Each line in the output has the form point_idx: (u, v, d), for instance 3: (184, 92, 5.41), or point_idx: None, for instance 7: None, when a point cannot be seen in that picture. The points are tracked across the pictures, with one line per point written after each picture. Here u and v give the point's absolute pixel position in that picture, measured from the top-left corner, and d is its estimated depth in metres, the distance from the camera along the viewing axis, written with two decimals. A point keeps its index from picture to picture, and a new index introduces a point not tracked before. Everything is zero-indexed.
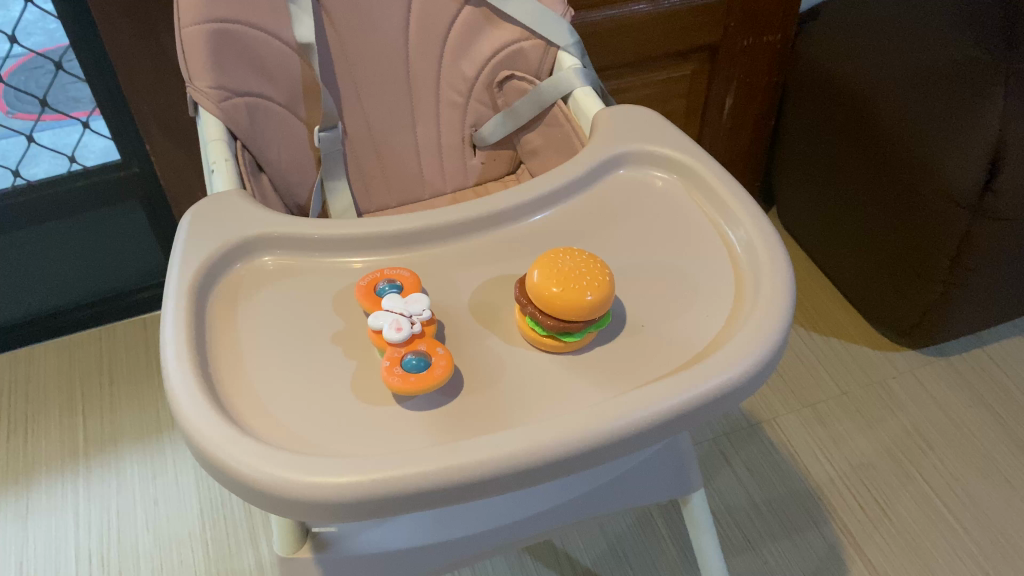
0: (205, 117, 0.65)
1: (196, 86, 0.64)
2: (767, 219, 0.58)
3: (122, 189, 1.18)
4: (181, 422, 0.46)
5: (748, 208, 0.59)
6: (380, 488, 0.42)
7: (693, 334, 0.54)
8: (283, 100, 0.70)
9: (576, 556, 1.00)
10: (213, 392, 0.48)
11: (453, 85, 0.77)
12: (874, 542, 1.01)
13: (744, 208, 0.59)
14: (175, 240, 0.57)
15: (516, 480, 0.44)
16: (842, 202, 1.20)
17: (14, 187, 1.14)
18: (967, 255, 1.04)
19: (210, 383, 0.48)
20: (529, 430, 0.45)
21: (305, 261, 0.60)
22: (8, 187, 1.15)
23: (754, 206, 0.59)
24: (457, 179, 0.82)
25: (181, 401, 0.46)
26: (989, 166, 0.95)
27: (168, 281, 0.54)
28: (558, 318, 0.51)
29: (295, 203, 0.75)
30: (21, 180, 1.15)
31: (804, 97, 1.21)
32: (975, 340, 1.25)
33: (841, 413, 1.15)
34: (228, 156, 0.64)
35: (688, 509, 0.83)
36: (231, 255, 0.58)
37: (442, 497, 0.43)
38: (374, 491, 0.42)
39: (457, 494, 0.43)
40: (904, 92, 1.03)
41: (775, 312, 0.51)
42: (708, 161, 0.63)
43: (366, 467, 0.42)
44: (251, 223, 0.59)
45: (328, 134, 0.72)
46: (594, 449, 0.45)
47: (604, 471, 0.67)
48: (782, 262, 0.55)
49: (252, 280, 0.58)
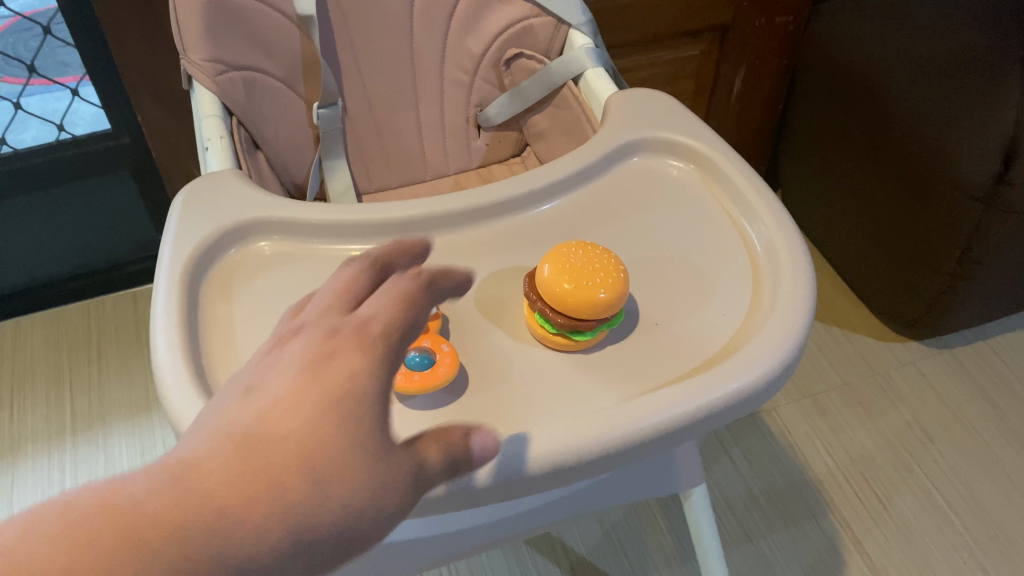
0: (201, 91, 0.63)
1: (191, 59, 0.62)
2: (788, 218, 0.55)
3: (112, 158, 1.15)
4: (172, 418, 0.43)
5: (769, 203, 0.57)
6: None
7: (708, 334, 0.51)
8: (282, 74, 0.68)
9: (571, 545, 0.98)
10: (205, 386, 0.45)
11: (459, 63, 0.74)
12: (871, 537, 1.00)
13: (764, 203, 0.57)
14: (168, 222, 0.55)
15: (524, 485, 0.42)
16: (849, 188, 1.17)
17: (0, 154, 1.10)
18: (978, 248, 1.02)
19: (201, 376, 0.46)
20: (540, 435, 0.43)
21: (303, 248, 0.57)
22: None
23: (775, 202, 0.57)
24: (460, 161, 0.79)
25: (169, 393, 0.44)
26: (1002, 160, 0.93)
27: (160, 266, 0.52)
28: (570, 315, 0.48)
29: (292, 182, 0.73)
30: (7, 147, 1.12)
31: (812, 82, 1.19)
32: (978, 332, 1.23)
33: (843, 405, 1.14)
34: (223, 133, 0.62)
35: (688, 504, 0.81)
36: (226, 239, 0.55)
37: (446, 504, 0.41)
38: None
39: (461, 500, 0.41)
40: (918, 80, 1.00)
41: (795, 317, 0.49)
42: (727, 153, 0.61)
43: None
44: (246, 206, 0.56)
45: (328, 111, 0.69)
46: (607, 454, 0.43)
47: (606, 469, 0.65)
48: (803, 262, 0.53)
49: (246, 267, 0.55)
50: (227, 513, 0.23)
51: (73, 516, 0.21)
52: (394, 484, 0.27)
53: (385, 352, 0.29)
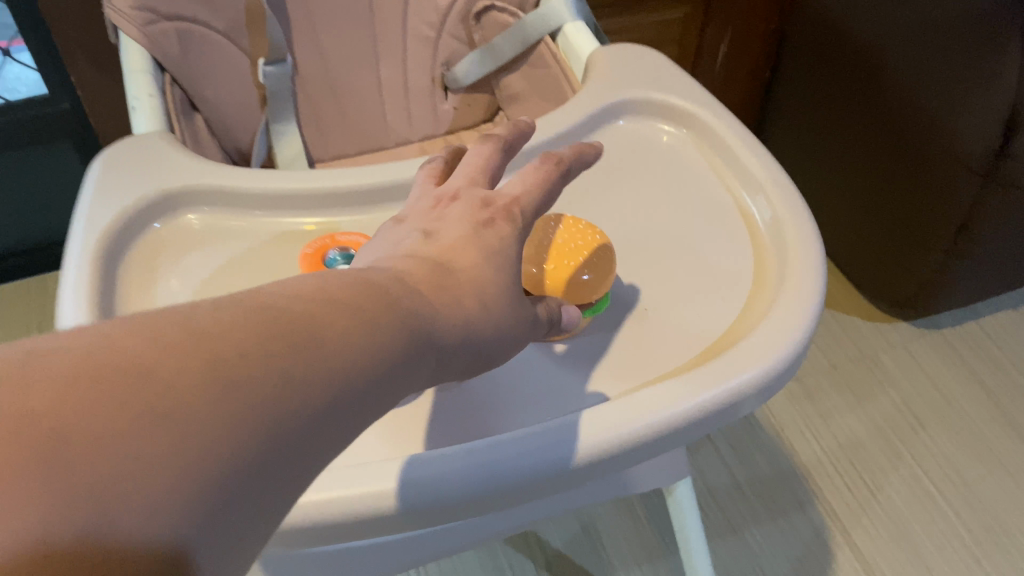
0: (128, 44, 0.56)
1: (116, 6, 0.56)
2: (794, 188, 0.50)
3: (49, 125, 1.05)
4: None
5: (772, 173, 0.51)
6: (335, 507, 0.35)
7: (705, 329, 0.46)
8: (223, 26, 0.60)
9: (547, 539, 0.93)
10: None
11: (423, 15, 0.66)
12: (860, 527, 0.95)
13: (767, 173, 0.51)
14: (82, 191, 0.47)
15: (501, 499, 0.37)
16: (839, 161, 1.12)
17: None
18: (976, 224, 0.97)
19: None
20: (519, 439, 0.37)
21: (238, 223, 0.50)
22: None
23: (778, 171, 0.51)
24: (425, 129, 0.72)
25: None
26: (1004, 130, 0.88)
27: (70, 242, 0.44)
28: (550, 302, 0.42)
29: (236, 148, 0.65)
30: None
31: (801, 49, 1.12)
32: (968, 313, 1.18)
33: (830, 388, 1.09)
34: (153, 91, 0.56)
35: (673, 498, 0.75)
36: (149, 212, 0.47)
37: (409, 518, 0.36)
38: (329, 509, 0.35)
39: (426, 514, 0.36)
40: (915, 44, 0.94)
41: (805, 301, 0.44)
42: (723, 116, 0.55)
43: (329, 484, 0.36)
44: (172, 173, 0.48)
45: (274, 69, 0.61)
46: (598, 464, 0.38)
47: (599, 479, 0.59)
48: (811, 236, 0.47)
49: (175, 243, 0.48)
50: (226, 373, 0.20)
51: (74, 352, 0.19)
52: (520, 331, 0.32)
53: (522, 223, 0.35)
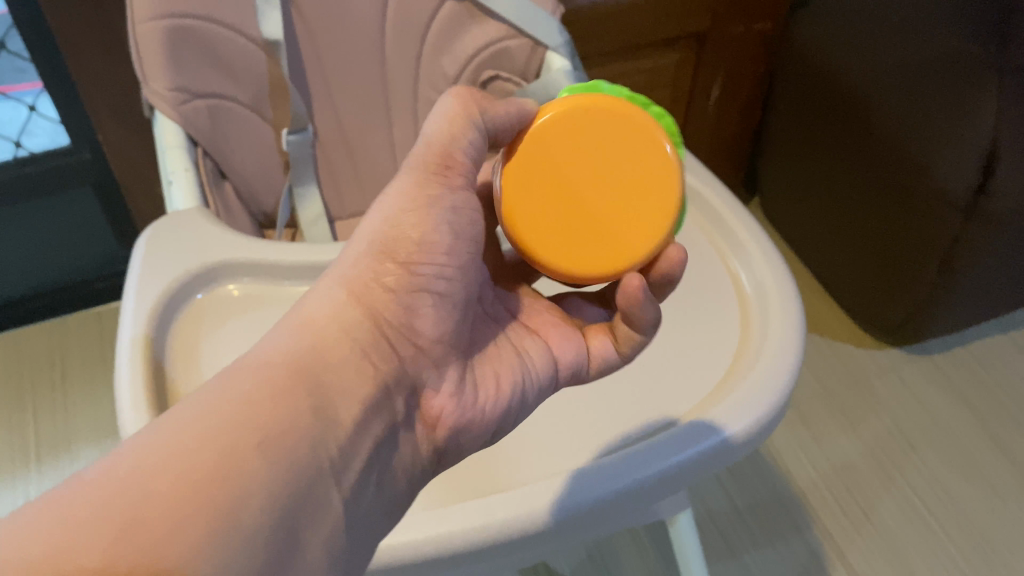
0: (162, 122, 0.61)
1: (153, 88, 0.60)
2: (779, 259, 0.58)
3: (71, 176, 1.07)
4: None
5: (761, 245, 0.59)
6: (453, 542, 0.43)
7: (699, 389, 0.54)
8: (249, 101, 0.65)
9: (554, 565, 0.97)
10: None
11: (433, 83, 0.71)
12: (854, 546, 1.00)
13: (758, 245, 0.59)
14: (131, 263, 0.57)
15: (525, 541, 0.45)
16: (830, 194, 1.16)
17: (15, 158, 1.06)
18: (959, 255, 1.01)
19: None
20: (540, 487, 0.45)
21: (269, 291, 0.61)
22: (9, 158, 1.06)
23: (767, 243, 0.59)
24: None
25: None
26: (983, 166, 0.92)
27: (123, 313, 0.55)
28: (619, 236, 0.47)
29: (262, 209, 0.72)
30: (22, 151, 1.07)
31: (792, 87, 1.17)
32: (959, 338, 1.22)
33: (825, 413, 1.13)
34: (188, 165, 0.61)
35: (673, 527, 0.79)
36: (192, 283, 0.58)
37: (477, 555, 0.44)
38: (445, 545, 0.43)
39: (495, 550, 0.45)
40: (899, 85, 0.98)
41: (782, 360, 0.51)
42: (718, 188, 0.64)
43: (422, 524, 0.43)
44: (211, 248, 0.58)
45: (297, 137, 0.67)
46: (601, 510, 0.46)
47: (633, 514, 0.65)
48: (790, 294, 0.56)
49: (214, 311, 0.58)
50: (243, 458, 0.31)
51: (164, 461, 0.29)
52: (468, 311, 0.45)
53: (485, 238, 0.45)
